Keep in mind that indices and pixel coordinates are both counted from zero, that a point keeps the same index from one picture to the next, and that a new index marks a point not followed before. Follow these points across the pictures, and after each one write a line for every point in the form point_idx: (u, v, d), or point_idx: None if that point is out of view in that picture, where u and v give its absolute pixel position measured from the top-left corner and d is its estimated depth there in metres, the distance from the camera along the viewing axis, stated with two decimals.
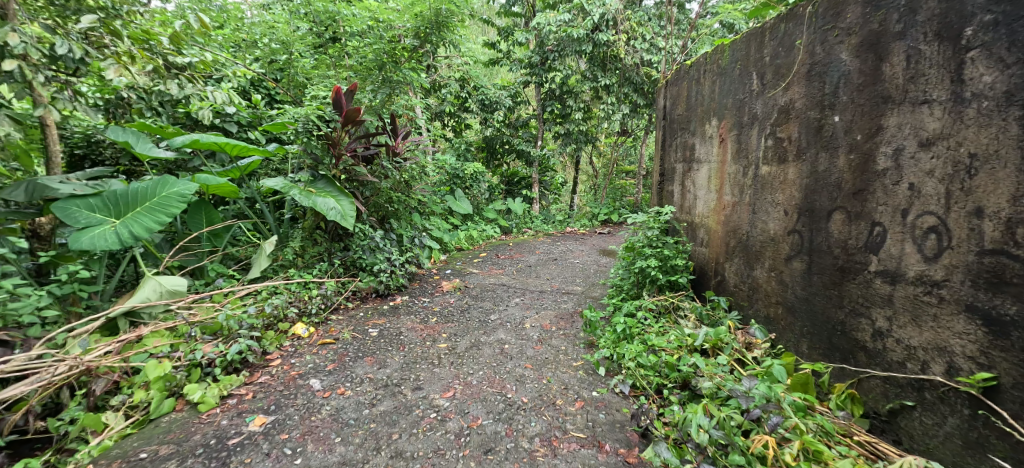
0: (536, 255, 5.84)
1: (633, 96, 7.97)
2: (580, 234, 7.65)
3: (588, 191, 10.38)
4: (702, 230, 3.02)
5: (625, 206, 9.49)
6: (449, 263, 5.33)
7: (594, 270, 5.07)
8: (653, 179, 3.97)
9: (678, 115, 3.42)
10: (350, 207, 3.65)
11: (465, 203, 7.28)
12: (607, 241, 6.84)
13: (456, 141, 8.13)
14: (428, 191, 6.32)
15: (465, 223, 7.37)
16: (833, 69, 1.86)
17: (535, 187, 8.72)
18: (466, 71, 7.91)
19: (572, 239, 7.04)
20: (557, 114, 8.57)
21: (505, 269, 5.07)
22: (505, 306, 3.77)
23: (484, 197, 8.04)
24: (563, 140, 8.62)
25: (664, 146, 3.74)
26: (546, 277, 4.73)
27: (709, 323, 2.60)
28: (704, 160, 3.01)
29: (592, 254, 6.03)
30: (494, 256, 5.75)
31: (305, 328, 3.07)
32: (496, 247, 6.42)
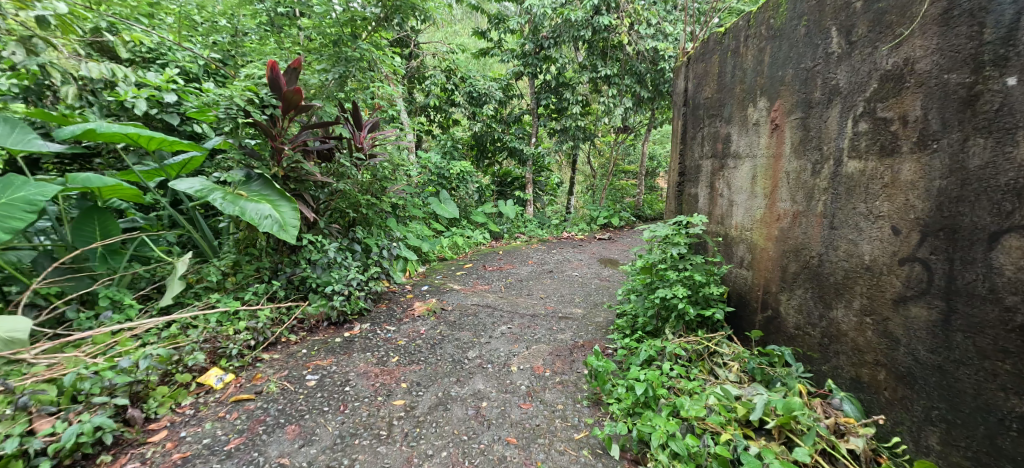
0: (530, 266, 5.07)
1: (636, 88, 7.20)
2: (578, 240, 6.90)
3: (587, 192, 9.63)
4: (742, 248, 2.30)
5: (625, 209, 8.75)
6: (428, 277, 4.57)
7: (597, 286, 4.30)
8: (669, 181, 3.24)
9: (705, 98, 2.70)
10: (294, 218, 2.87)
11: (451, 206, 6.50)
12: (609, 249, 6.09)
13: (442, 138, 7.37)
14: (407, 192, 5.55)
15: (451, 228, 6.62)
16: (1002, 5, 1.19)
17: (530, 188, 7.98)
18: (452, 61, 7.16)
19: (570, 247, 6.29)
20: (552, 108, 7.81)
21: (493, 285, 4.31)
22: (489, 337, 3.01)
23: (473, 199, 7.28)
24: (560, 136, 7.87)
25: (684, 139, 3.01)
26: (540, 296, 3.97)
27: (765, 382, 1.86)
28: (745, 155, 2.28)
29: (593, 264, 5.29)
30: (481, 268, 4.97)
31: (220, 377, 2.32)
32: (484, 256, 5.67)
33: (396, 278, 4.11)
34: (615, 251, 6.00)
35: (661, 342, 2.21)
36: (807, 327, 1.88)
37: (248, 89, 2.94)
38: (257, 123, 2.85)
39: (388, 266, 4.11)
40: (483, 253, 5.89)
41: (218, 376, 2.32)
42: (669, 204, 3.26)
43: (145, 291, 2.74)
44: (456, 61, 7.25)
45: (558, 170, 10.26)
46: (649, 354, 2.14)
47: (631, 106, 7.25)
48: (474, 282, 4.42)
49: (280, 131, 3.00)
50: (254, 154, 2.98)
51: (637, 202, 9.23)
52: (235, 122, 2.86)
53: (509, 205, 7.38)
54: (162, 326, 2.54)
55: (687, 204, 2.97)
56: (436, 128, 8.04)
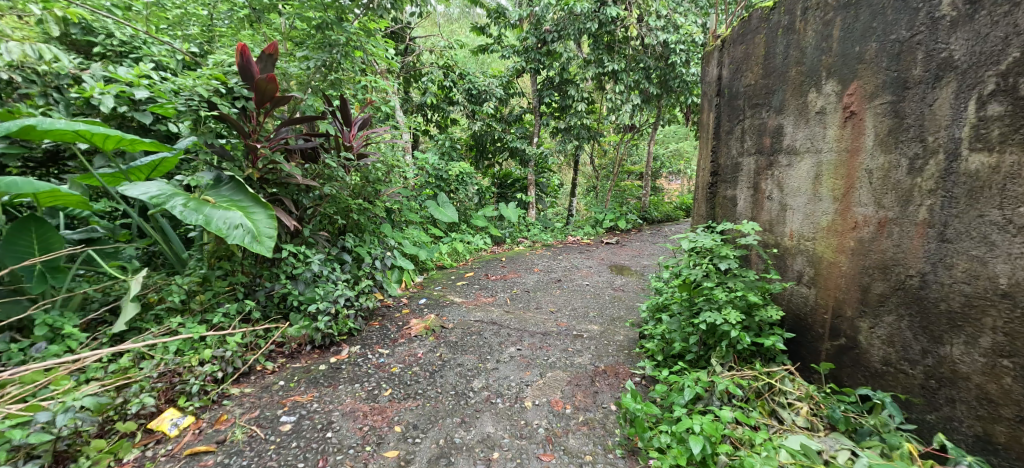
0: (536, 275, 4.67)
1: (645, 83, 6.78)
2: (584, 245, 6.52)
3: (590, 194, 9.24)
4: (801, 262, 1.92)
5: (631, 211, 8.37)
6: (426, 289, 4.18)
7: (612, 298, 3.91)
8: (698, 182, 2.86)
9: (746, 86, 2.33)
10: (270, 227, 2.46)
11: (450, 209, 6.10)
12: (619, 255, 5.70)
13: (439, 138, 6.97)
14: (403, 195, 5.15)
15: (450, 233, 6.23)
16: None
17: (532, 190, 7.59)
18: (450, 57, 6.70)
19: (577, 253, 5.90)
20: (555, 106, 7.42)
21: (497, 297, 3.91)
22: (496, 363, 2.62)
23: (472, 202, 6.89)
24: (563, 136, 7.46)
25: (717, 134, 2.63)
26: (550, 309, 3.58)
27: (851, 434, 1.50)
28: (803, 150, 1.92)
29: (604, 272, 4.90)
30: (483, 277, 4.57)
31: (176, 422, 1.96)
32: (486, 263, 5.28)
33: (390, 291, 3.71)
34: (625, 257, 5.61)
35: (708, 376, 1.83)
36: (901, 363, 1.52)
37: (215, 78, 2.54)
38: (223, 115, 2.45)
39: (381, 278, 3.71)
40: (485, 260, 5.49)
41: (174, 422, 1.96)
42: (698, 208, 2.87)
43: (94, 315, 2.34)
44: (454, 57, 6.84)
45: (560, 171, 9.86)
46: (697, 392, 1.76)
47: (640, 103, 6.88)
48: (476, 293, 4.02)
49: (256, 126, 2.60)
50: (224, 152, 2.58)
51: (643, 203, 8.85)
52: (197, 114, 2.45)
53: (511, 209, 7.00)
54: (111, 358, 2.15)
55: (722, 208, 2.59)
56: (433, 128, 7.64)
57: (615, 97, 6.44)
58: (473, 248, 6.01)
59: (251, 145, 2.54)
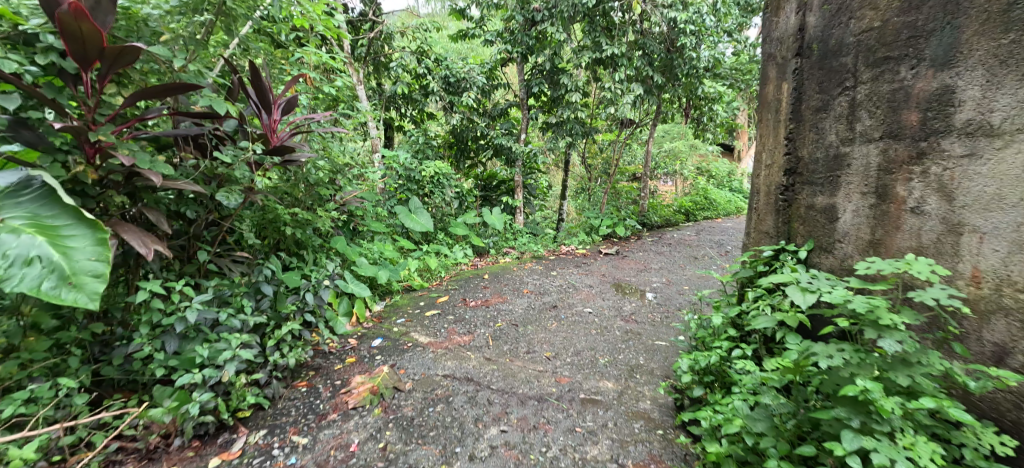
0: (526, 299, 3.75)
1: (647, 71, 5.92)
2: (580, 257, 5.63)
3: (583, 197, 8.37)
4: (1009, 324, 1.18)
5: (629, 217, 7.52)
6: (385, 321, 3.25)
7: (625, 336, 2.99)
8: (758, 183, 2.01)
9: (858, 33, 1.51)
10: (96, 261, 1.53)
11: (424, 216, 5.17)
12: (622, 271, 4.81)
13: (412, 133, 5.96)
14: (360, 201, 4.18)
15: (424, 245, 5.29)
16: None
17: (520, 193, 6.68)
18: (424, 39, 5.94)
19: (572, 267, 4.99)
20: (545, 99, 6.51)
21: (476, 335, 2.98)
22: (468, 463, 1.72)
23: (451, 207, 5.96)
24: (554, 132, 6.44)
25: (790, 112, 1.79)
26: (545, 355, 2.67)
27: None
28: (1010, 129, 1.16)
29: (608, 294, 4.00)
30: (459, 304, 3.63)
31: None
32: (465, 283, 4.35)
33: (336, 331, 2.86)
34: (629, 274, 4.74)
35: None
36: None
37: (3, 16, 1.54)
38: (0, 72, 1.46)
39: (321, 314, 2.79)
40: (464, 279, 4.53)
41: None
42: (759, 221, 2.01)
43: None
44: (429, 40, 5.98)
45: (550, 172, 8.98)
46: None
47: (642, 93, 6.02)
48: (449, 330, 3.07)
49: (97, 100, 1.68)
50: (42, 138, 1.62)
51: (642, 207, 8.00)
52: None
53: (495, 214, 6.03)
54: None
55: (805, 223, 1.74)
56: (407, 124, 6.72)
57: (615, 86, 5.60)
58: (450, 262, 5.08)
59: (84, 129, 1.62)
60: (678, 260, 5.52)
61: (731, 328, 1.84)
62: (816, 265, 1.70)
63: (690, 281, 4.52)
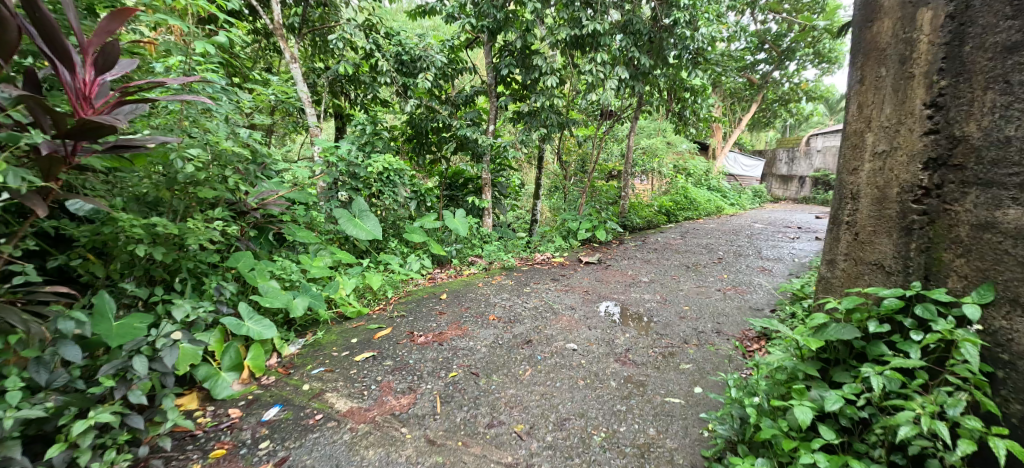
0: (492, 332, 2.90)
1: (633, 52, 5.13)
2: (558, 267, 4.82)
3: (558, 196, 7.58)
4: None
5: (610, 218, 6.78)
6: (297, 368, 2.36)
7: (626, 393, 2.19)
8: (871, 174, 1.66)
9: None
10: None
11: (371, 221, 4.24)
12: (609, 287, 4.02)
13: (357, 120, 4.88)
14: (280, 205, 3.24)
15: (371, 255, 4.37)
16: None
17: (488, 192, 5.82)
18: (372, 10, 4.97)
19: (549, 281, 4.17)
20: (516, 84, 5.65)
21: (419, 394, 2.12)
22: None
23: (407, 209, 5.04)
24: (526, 123, 5.58)
25: (950, 65, 1.46)
26: (514, 433, 1.84)
27: None
28: None
29: (595, 320, 3.20)
30: (403, 340, 2.73)
31: None
32: (417, 304, 3.46)
33: (216, 395, 2.01)
34: (617, 290, 3.97)
35: None
36: None
37: None
38: None
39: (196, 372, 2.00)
40: (417, 298, 3.63)
41: None
42: (880, 244, 1.64)
43: None
44: (378, 11, 5.02)
45: (522, 168, 8.13)
46: None
47: (628, 78, 5.24)
48: (383, 385, 2.20)
49: None
50: None
51: (623, 207, 7.27)
52: None
53: (459, 217, 5.13)
54: None
55: (971, 253, 1.39)
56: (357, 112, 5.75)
57: (598, 68, 4.80)
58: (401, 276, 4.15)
59: None
60: (669, 271, 4.78)
61: (827, 430, 1.24)
62: (1002, 330, 1.30)
63: (689, 300, 3.77)
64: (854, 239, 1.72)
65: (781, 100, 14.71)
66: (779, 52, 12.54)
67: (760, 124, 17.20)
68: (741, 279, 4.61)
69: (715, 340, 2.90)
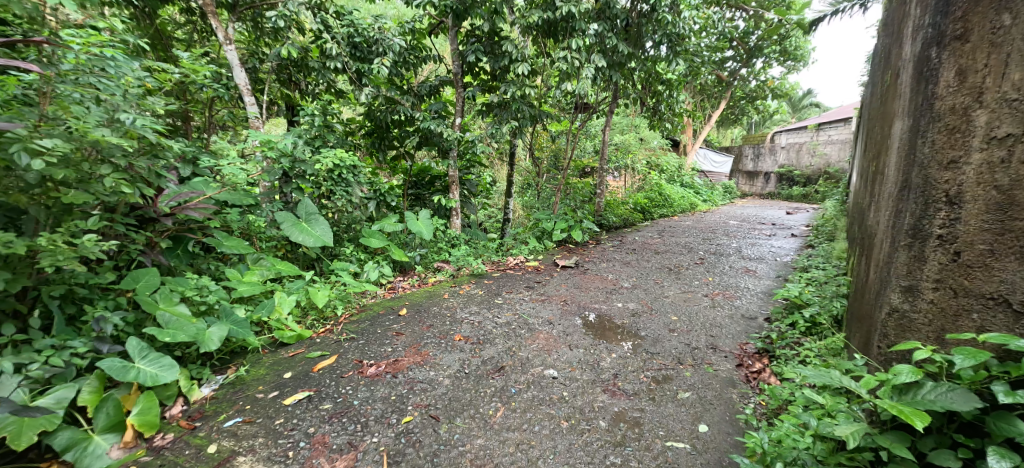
0: (457, 356, 2.46)
1: (610, 38, 4.74)
2: (532, 273, 4.41)
3: (530, 194, 7.18)
4: None
5: (585, 217, 6.42)
6: (208, 417, 1.87)
7: (619, 437, 1.81)
8: (992, 168, 1.31)
9: None
10: None
11: (321, 225, 3.65)
12: (589, 297, 3.63)
13: (304, 110, 4.10)
14: (203, 211, 2.69)
15: (322, 264, 3.85)
16: None
17: (456, 191, 5.34)
18: None
19: (523, 290, 3.76)
20: (485, 72, 5.18)
21: (361, 453, 1.68)
22: None
23: (365, 211, 4.44)
24: (496, 115, 5.13)
25: None
26: None
27: None
28: None
29: (576, 337, 2.80)
30: (351, 371, 2.25)
31: None
32: (372, 318, 2.97)
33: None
34: (598, 299, 3.60)
35: None
36: None
37: None
38: None
39: (57, 441, 1.51)
40: (373, 312, 3.10)
41: None
42: (1004, 270, 1.29)
43: None
44: None
45: (492, 164, 7.68)
46: None
47: (604, 68, 4.87)
48: (318, 438, 1.75)
49: None
50: None
51: (599, 205, 6.97)
52: None
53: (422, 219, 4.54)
54: None
55: None
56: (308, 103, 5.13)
57: (573, 55, 4.40)
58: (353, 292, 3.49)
59: None
60: (651, 275, 4.46)
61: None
62: None
63: (676, 309, 3.44)
64: (960, 261, 1.37)
65: (747, 96, 14.82)
66: (747, 49, 12.55)
67: (728, 121, 17.32)
68: (727, 282, 4.33)
69: (712, 359, 2.56)
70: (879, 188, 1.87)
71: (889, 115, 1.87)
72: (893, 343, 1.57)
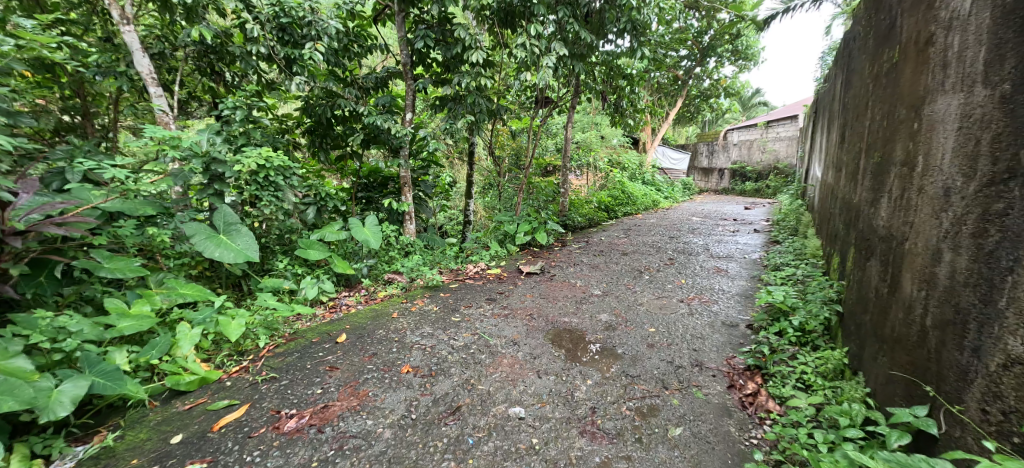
0: (403, 395, 2.01)
1: (571, 25, 4.37)
2: (494, 283, 4.00)
3: (492, 194, 6.78)
4: None
5: (550, 218, 6.09)
6: None
7: None
8: None
9: None
10: None
11: (243, 238, 3.01)
12: (558, 309, 3.27)
13: (223, 103, 3.41)
14: (75, 229, 2.11)
15: (251, 282, 3.26)
16: None
17: (410, 193, 4.84)
18: None
19: (484, 304, 3.34)
20: (436, 63, 4.71)
21: None
22: None
23: (303, 220, 3.82)
24: (450, 109, 4.67)
25: None
26: None
27: None
28: None
29: (546, 361, 2.43)
30: (262, 427, 1.76)
31: None
32: (305, 346, 2.45)
33: None
34: (568, 310, 3.25)
35: None
36: None
37: None
38: None
39: None
40: (306, 337, 2.57)
41: None
42: None
43: None
44: None
45: (450, 164, 7.22)
46: None
47: (566, 57, 4.54)
48: None
49: None
50: None
51: (562, 205, 6.68)
52: None
53: (369, 225, 3.95)
54: None
55: None
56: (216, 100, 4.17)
57: (532, 41, 4.03)
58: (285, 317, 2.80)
59: None
60: (622, 279, 4.16)
61: None
62: None
63: (652, 318, 3.15)
64: None
65: (702, 94, 15.04)
66: (701, 49, 12.65)
67: (684, 119, 17.57)
68: (700, 284, 4.11)
69: (699, 380, 2.29)
70: (910, 188, 1.42)
71: (916, 96, 1.46)
72: (1015, 408, 1.04)
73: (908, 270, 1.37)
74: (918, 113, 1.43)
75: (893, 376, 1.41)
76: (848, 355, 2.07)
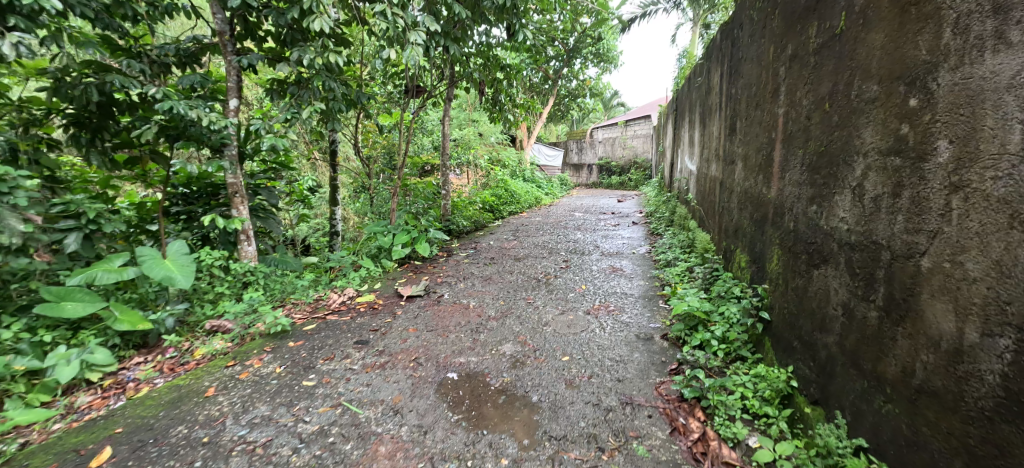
0: None
1: None
2: (366, 316, 3.16)
3: (361, 201, 5.80)
4: None
5: (431, 225, 5.34)
6: None
7: None
8: None
9: None
10: None
11: None
12: (450, 345, 2.60)
13: None
14: None
15: None
16: None
17: (244, 206, 3.68)
18: None
19: (352, 352, 2.52)
20: (269, 35, 3.64)
21: None
22: None
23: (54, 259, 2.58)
24: (293, 95, 3.64)
25: None
26: None
27: None
28: None
29: (440, 441, 1.75)
30: None
31: None
32: None
33: None
34: (463, 346, 2.59)
35: None
36: None
37: None
38: None
39: None
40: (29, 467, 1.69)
41: None
42: None
43: None
44: None
45: (306, 167, 6.01)
46: None
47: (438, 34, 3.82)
48: None
49: None
50: None
51: (443, 208, 5.95)
52: None
53: (174, 254, 2.83)
54: None
55: None
56: None
57: (394, 9, 3.22)
58: None
59: None
60: (520, 293, 3.64)
61: None
62: None
63: (564, 342, 2.66)
64: None
65: (571, 94, 15.53)
66: (567, 50, 12.96)
67: (556, 118, 18.06)
68: (602, 288, 3.79)
69: (636, 427, 1.83)
70: (929, 186, 1.11)
71: (913, 62, 1.15)
72: None
73: (950, 299, 1.06)
74: (934, 85, 1.09)
75: (935, 448, 1.12)
76: (795, 375, 1.77)
